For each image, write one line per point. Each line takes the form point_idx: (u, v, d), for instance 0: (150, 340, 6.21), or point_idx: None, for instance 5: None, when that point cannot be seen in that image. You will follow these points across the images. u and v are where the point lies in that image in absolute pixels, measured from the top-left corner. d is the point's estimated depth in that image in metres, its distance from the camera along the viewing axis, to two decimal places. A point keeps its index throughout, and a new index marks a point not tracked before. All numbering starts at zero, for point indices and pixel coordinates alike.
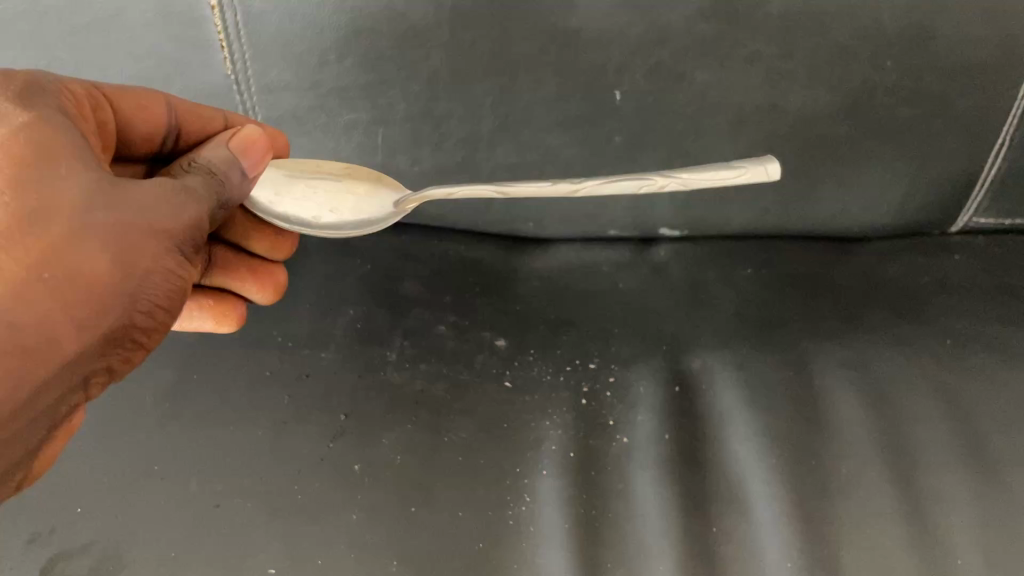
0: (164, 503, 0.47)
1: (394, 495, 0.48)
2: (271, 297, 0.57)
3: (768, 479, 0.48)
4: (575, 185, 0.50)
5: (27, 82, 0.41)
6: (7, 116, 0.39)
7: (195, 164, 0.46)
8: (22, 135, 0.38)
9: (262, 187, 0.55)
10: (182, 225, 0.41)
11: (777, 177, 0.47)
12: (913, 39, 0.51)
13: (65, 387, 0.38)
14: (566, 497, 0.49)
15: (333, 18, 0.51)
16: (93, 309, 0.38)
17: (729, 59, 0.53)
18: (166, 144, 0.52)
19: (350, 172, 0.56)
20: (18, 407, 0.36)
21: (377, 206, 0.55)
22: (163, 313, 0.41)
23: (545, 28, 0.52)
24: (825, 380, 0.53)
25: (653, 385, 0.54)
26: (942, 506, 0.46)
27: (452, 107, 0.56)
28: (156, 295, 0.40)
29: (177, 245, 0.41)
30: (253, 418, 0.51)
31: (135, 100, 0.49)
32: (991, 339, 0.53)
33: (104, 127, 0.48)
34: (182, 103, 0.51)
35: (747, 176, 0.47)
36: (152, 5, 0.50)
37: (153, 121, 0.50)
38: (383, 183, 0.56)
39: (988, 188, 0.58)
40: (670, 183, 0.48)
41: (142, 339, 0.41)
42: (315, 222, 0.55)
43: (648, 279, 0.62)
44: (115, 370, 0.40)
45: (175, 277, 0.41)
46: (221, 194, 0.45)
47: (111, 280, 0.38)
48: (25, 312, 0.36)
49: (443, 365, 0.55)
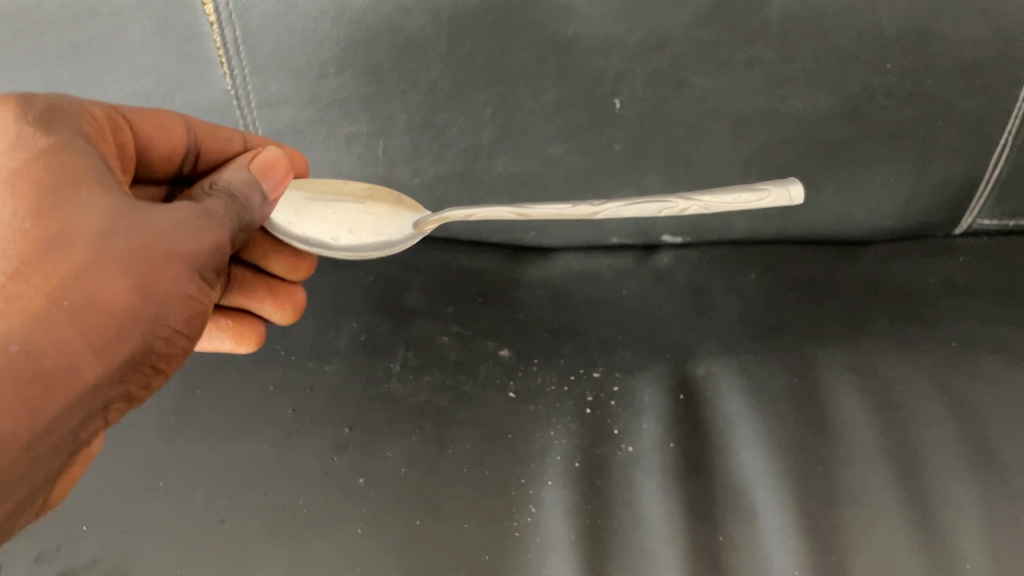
0: (169, 519, 0.47)
1: (399, 507, 0.48)
2: (290, 317, 0.57)
3: (775, 485, 0.48)
4: (596, 207, 0.50)
5: (48, 105, 0.40)
6: (26, 138, 0.38)
7: (216, 188, 0.45)
8: (44, 159, 0.37)
9: (282, 208, 0.54)
10: (205, 249, 0.40)
11: (800, 200, 0.46)
12: (912, 41, 0.51)
13: (84, 414, 0.37)
14: (571, 507, 0.48)
15: (331, 32, 0.51)
16: (114, 337, 0.37)
17: (728, 64, 0.53)
18: (184, 166, 0.52)
19: (372, 193, 0.57)
20: (38, 436, 0.35)
21: (396, 228, 0.56)
22: (181, 338, 0.41)
23: (545, 37, 0.52)
24: (831, 385, 0.52)
25: (658, 393, 0.54)
26: (950, 509, 0.45)
27: (452, 118, 0.55)
28: (174, 319, 0.40)
29: (199, 270, 0.40)
30: (257, 432, 0.51)
31: (157, 121, 0.48)
32: (996, 341, 0.53)
33: (126, 149, 0.46)
34: (199, 124, 0.51)
35: (771, 199, 0.46)
36: (152, 22, 0.50)
37: (173, 142, 0.49)
38: (403, 205, 0.56)
39: (992, 189, 0.58)
40: (691, 207, 0.48)
41: (161, 364, 0.40)
42: (333, 243, 0.55)
43: (651, 286, 0.62)
44: (132, 397, 0.40)
45: (194, 302, 0.40)
46: (241, 217, 0.45)
47: (131, 307, 0.37)
48: (45, 340, 0.35)
49: (447, 376, 0.55)
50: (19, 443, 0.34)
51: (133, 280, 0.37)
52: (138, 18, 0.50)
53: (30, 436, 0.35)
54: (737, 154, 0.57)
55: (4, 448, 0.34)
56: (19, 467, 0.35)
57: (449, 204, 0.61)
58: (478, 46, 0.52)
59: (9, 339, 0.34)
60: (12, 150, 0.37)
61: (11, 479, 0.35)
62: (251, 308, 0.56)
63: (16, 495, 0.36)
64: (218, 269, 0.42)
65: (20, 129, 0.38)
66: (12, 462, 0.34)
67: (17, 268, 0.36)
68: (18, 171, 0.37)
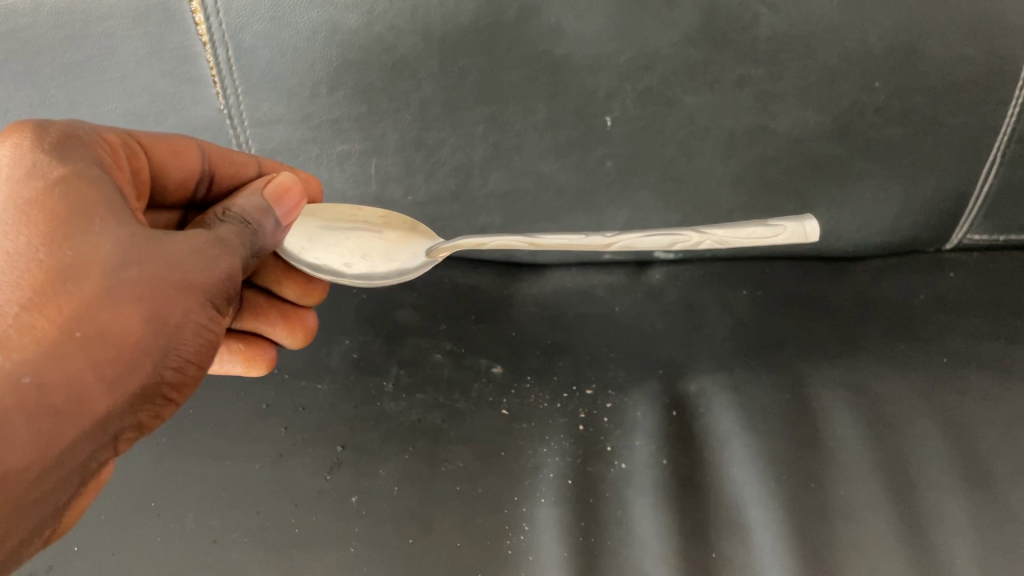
0: (161, 540, 0.47)
1: (393, 527, 0.47)
2: (302, 342, 0.57)
3: (768, 503, 0.48)
4: (609, 239, 0.51)
5: (62, 134, 0.41)
6: (41, 167, 0.38)
7: (229, 214, 0.46)
8: (59, 189, 0.37)
9: (295, 235, 0.55)
10: (216, 279, 0.41)
11: (815, 238, 0.48)
12: (900, 60, 0.52)
13: (95, 444, 0.37)
14: (565, 525, 0.48)
15: (324, 52, 0.51)
16: (124, 368, 0.37)
17: (718, 82, 0.53)
18: (199, 190, 0.52)
19: (387, 220, 0.57)
20: (46, 467, 0.35)
21: (409, 254, 0.56)
22: (192, 367, 0.41)
23: (536, 56, 0.52)
24: (823, 401, 0.52)
25: (651, 410, 0.54)
26: (943, 527, 0.45)
27: (443, 136, 0.56)
28: (186, 349, 0.40)
29: (210, 299, 0.40)
30: (249, 452, 0.51)
31: (171, 145, 0.49)
32: (988, 357, 0.53)
33: (140, 174, 0.47)
34: (213, 148, 0.51)
35: (785, 236, 0.48)
36: (145, 43, 0.50)
37: (188, 168, 0.50)
38: (418, 232, 0.57)
39: (981, 205, 0.58)
40: (705, 242, 0.50)
41: (172, 394, 0.40)
42: (346, 269, 0.55)
43: (644, 302, 0.62)
44: (144, 426, 0.40)
45: (207, 332, 0.41)
46: (253, 243, 0.45)
47: (143, 338, 0.37)
48: (57, 371, 0.35)
49: (440, 394, 0.55)
50: (25, 476, 0.34)
51: (143, 312, 0.37)
52: (131, 39, 0.50)
53: (38, 468, 0.34)
54: (727, 170, 0.57)
55: (9, 483, 0.33)
56: (27, 498, 0.35)
57: (442, 222, 0.61)
58: (469, 65, 0.52)
59: (20, 370, 0.34)
60: (27, 178, 0.37)
61: (19, 509, 0.35)
62: (263, 331, 0.57)
63: (23, 527, 0.35)
64: (229, 298, 0.42)
65: (36, 157, 0.38)
66: (18, 495, 0.34)
67: (31, 298, 0.35)
68: (34, 199, 0.37)
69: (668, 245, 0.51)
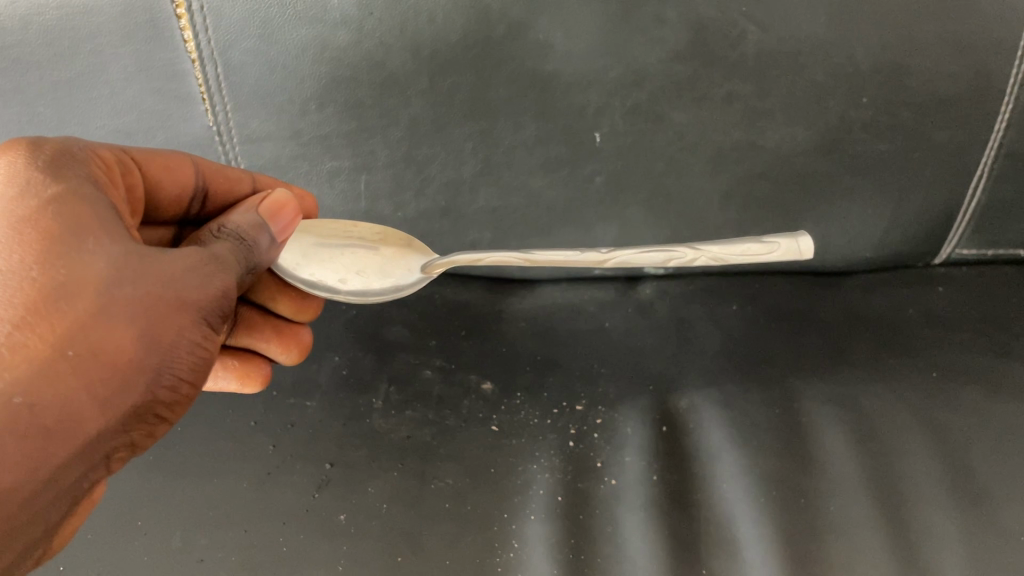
0: (148, 559, 0.46)
1: (381, 545, 0.47)
2: (297, 357, 0.57)
3: (757, 518, 0.48)
4: (604, 255, 0.51)
5: (57, 151, 0.41)
6: (35, 185, 0.38)
7: (224, 230, 0.46)
8: (53, 206, 0.37)
9: (289, 251, 0.55)
10: (210, 297, 0.41)
11: (809, 254, 0.48)
12: (887, 76, 0.52)
13: (86, 464, 0.37)
14: (555, 542, 0.48)
15: (312, 68, 0.51)
16: (114, 388, 0.37)
17: (707, 99, 0.53)
18: (193, 206, 0.52)
19: (384, 236, 0.56)
20: (39, 487, 0.34)
21: (405, 270, 0.56)
22: (186, 385, 0.40)
23: (525, 72, 0.52)
24: (812, 416, 0.53)
25: (641, 425, 0.54)
26: (933, 542, 0.45)
27: (433, 153, 0.56)
28: (180, 368, 0.39)
29: (204, 317, 0.40)
30: (237, 470, 0.51)
31: (164, 162, 0.49)
32: (978, 372, 0.53)
33: (133, 190, 0.47)
34: (207, 164, 0.51)
35: (779, 253, 0.48)
36: (134, 60, 0.51)
37: (181, 183, 0.50)
38: (413, 248, 0.56)
39: (970, 220, 0.58)
40: (700, 258, 0.50)
41: (165, 412, 0.40)
42: (341, 286, 0.55)
43: (635, 318, 0.62)
44: (136, 445, 0.40)
45: (200, 350, 0.40)
46: (248, 260, 0.45)
47: (136, 356, 0.37)
48: (45, 390, 0.35)
49: (430, 411, 0.54)
50: (18, 495, 0.34)
51: (135, 333, 0.37)
52: (120, 56, 0.50)
53: (30, 488, 0.34)
54: (716, 185, 0.57)
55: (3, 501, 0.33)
56: (19, 518, 0.34)
57: (431, 239, 0.60)
58: (459, 82, 0.52)
59: (13, 391, 0.34)
60: (21, 197, 0.37)
61: (12, 530, 0.34)
62: (257, 348, 0.57)
63: (16, 546, 0.35)
64: (224, 316, 0.42)
65: (29, 175, 0.38)
66: (11, 515, 0.34)
67: (23, 317, 0.35)
68: (27, 218, 0.37)
69: (664, 260, 0.51)
